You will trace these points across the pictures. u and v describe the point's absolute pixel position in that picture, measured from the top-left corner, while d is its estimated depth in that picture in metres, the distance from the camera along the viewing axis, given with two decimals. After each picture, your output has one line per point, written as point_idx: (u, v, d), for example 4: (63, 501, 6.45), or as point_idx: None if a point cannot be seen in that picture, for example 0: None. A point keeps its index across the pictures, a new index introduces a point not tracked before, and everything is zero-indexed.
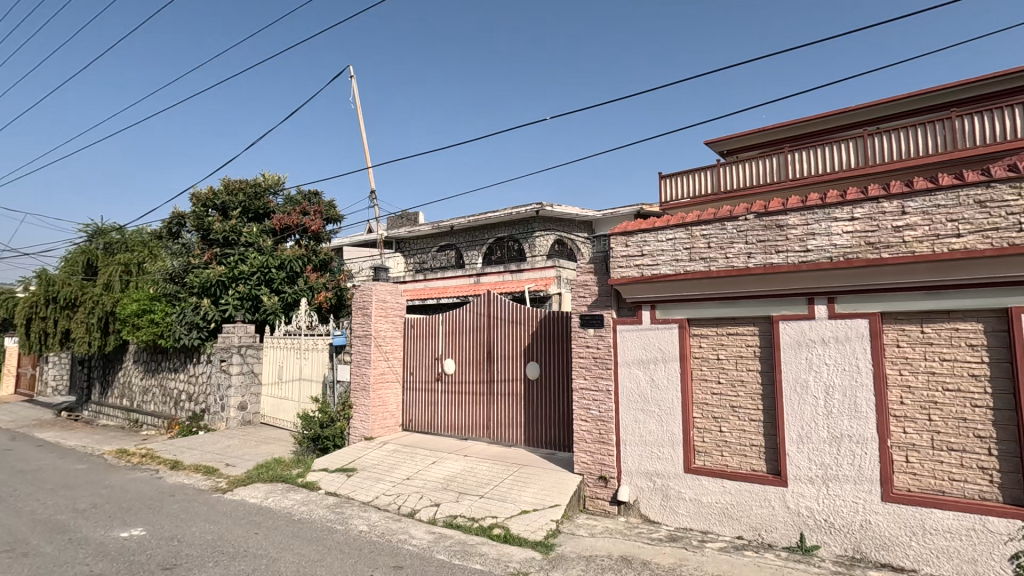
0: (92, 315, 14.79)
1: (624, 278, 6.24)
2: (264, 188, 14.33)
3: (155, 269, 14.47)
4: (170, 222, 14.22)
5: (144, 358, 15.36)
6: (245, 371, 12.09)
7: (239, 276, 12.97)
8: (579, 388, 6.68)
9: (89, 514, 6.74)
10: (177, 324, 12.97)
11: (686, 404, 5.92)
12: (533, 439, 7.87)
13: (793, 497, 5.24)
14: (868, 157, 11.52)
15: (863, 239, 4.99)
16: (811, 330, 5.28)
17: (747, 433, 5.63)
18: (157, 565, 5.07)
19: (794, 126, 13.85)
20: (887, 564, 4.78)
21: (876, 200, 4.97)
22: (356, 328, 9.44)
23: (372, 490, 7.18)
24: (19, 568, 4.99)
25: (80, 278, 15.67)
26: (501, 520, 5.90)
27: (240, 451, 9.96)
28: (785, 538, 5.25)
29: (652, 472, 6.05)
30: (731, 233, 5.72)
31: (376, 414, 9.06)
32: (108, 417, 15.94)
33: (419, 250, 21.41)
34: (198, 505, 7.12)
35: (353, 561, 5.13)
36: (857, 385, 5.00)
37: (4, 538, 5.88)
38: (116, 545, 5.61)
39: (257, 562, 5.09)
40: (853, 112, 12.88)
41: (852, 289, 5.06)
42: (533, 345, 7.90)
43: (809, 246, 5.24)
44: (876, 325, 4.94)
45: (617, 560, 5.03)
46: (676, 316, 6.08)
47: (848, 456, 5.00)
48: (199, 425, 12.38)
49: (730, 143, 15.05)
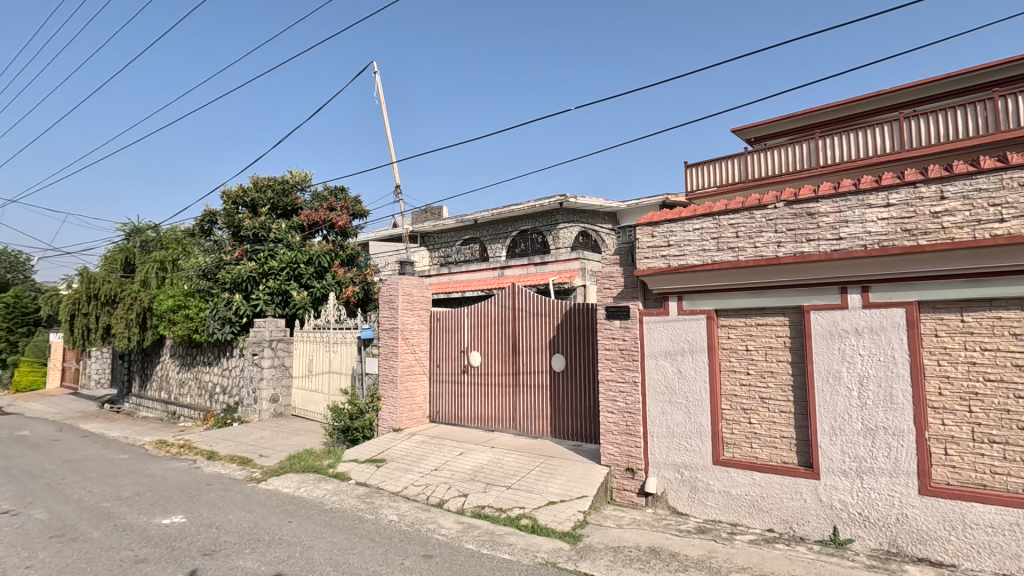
0: (131, 310, 15.30)
1: (649, 269, 6.19)
2: (291, 184, 14.49)
3: (189, 266, 14.87)
4: (202, 220, 14.54)
5: (179, 352, 15.86)
6: (277, 364, 12.40)
7: (269, 272, 13.30)
8: (605, 379, 6.65)
9: (131, 502, 7.00)
10: (211, 319, 13.46)
11: (714, 396, 5.85)
12: (560, 431, 7.88)
13: (825, 489, 5.14)
14: (906, 141, 11.17)
15: (899, 225, 4.85)
16: (844, 320, 5.16)
17: (777, 424, 5.55)
18: (198, 551, 5.27)
19: (828, 110, 13.45)
20: (925, 559, 4.66)
21: (912, 184, 4.81)
22: (384, 321, 9.55)
23: (401, 480, 7.31)
24: (69, 553, 5.24)
25: (119, 275, 16.24)
26: (528, 511, 5.95)
27: (273, 442, 10.22)
28: (817, 531, 5.16)
29: (680, 464, 6.01)
30: (759, 222, 5.62)
31: (404, 406, 9.20)
32: (147, 409, 16.52)
33: (443, 244, 21.52)
34: (234, 494, 7.36)
35: (384, 549, 5.23)
36: (893, 376, 4.87)
37: (55, 523, 6.17)
38: (158, 531, 5.84)
39: (292, 550, 5.24)
40: (887, 95, 12.53)
41: (887, 277, 4.92)
42: (559, 338, 7.90)
43: (841, 234, 5.12)
44: (912, 315, 4.80)
45: (646, 551, 5.02)
46: (704, 307, 6.00)
47: (884, 448, 4.88)
48: (232, 417, 12.76)
49: (760, 129, 14.75)
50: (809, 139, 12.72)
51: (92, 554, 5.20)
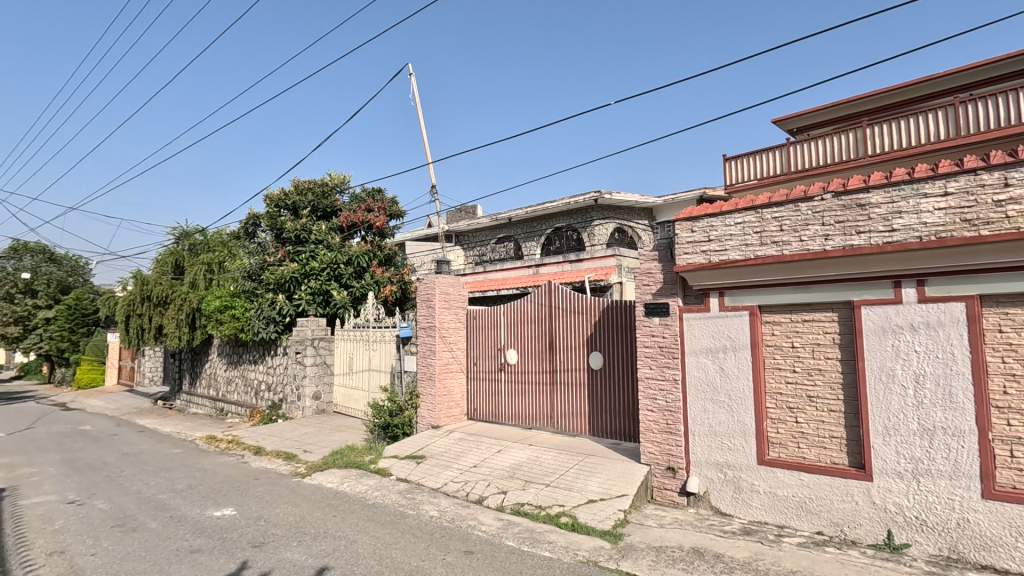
0: (181, 311, 15.97)
1: (689, 265, 6.07)
2: (331, 187, 14.79)
3: (234, 267, 15.40)
4: (246, 223, 15.02)
5: (226, 351, 16.44)
6: (319, 363, 12.74)
7: (311, 272, 13.66)
8: (644, 377, 6.55)
9: (185, 495, 7.31)
10: (256, 319, 13.90)
11: (758, 394, 5.70)
12: (598, 428, 7.82)
13: (879, 492, 4.95)
14: (962, 127, 10.62)
15: (958, 215, 4.61)
16: (898, 315, 4.94)
17: (826, 424, 5.37)
18: (248, 542, 5.45)
19: (875, 98, 12.91)
20: (989, 566, 4.43)
21: (973, 172, 4.56)
22: (422, 319, 9.67)
23: (440, 477, 7.40)
24: (130, 542, 5.51)
25: (169, 277, 16.93)
26: (568, 509, 5.93)
27: (316, 438, 10.49)
28: (870, 535, 4.97)
29: (723, 464, 5.88)
30: (806, 215, 5.44)
31: (441, 404, 9.30)
32: (196, 406, 17.22)
33: (478, 243, 21.62)
34: (281, 488, 7.60)
35: (426, 544, 5.31)
36: (952, 374, 4.64)
37: (116, 513, 6.51)
38: (211, 523, 6.08)
39: (337, 543, 5.37)
40: (941, 78, 11.92)
41: (945, 270, 4.69)
42: (596, 335, 7.84)
43: (894, 226, 4.91)
44: (974, 309, 4.55)
45: (689, 551, 4.94)
46: (747, 303, 5.85)
47: (942, 450, 4.65)
48: (277, 413, 13.16)
49: (802, 119, 14.28)
50: (856, 128, 12.22)
51: (151, 544, 5.45)
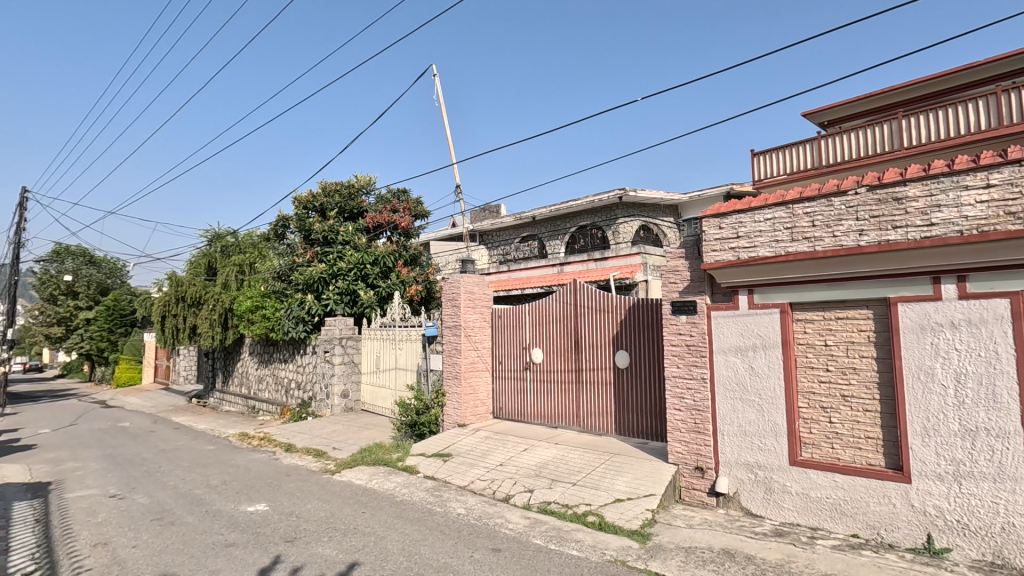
0: (214, 311, 16.40)
1: (718, 262, 5.98)
2: (357, 188, 14.98)
3: (264, 268, 15.76)
4: (276, 225, 15.36)
5: (257, 350, 16.84)
6: (347, 361, 12.97)
7: (338, 273, 13.87)
8: (671, 376, 6.49)
9: (219, 490, 7.51)
10: (286, 319, 14.18)
11: (790, 393, 5.59)
12: (625, 428, 7.77)
13: (918, 494, 4.80)
14: (1004, 117, 10.21)
15: (1002, 208, 4.44)
16: (938, 313, 4.78)
17: (861, 424, 5.23)
18: (281, 537, 5.58)
19: (911, 87, 12.48)
20: None
21: (1018, 162, 4.38)
22: (447, 319, 9.73)
23: (466, 475, 7.44)
24: (169, 535, 5.69)
25: (203, 278, 17.41)
26: (595, 509, 5.90)
27: (345, 436, 10.67)
28: (909, 538, 4.82)
29: (753, 464, 5.78)
30: (839, 210, 5.30)
31: (467, 402, 9.35)
32: (229, 403, 17.67)
33: (502, 242, 21.66)
34: (311, 485, 7.75)
35: (454, 542, 5.35)
36: (996, 373, 4.47)
37: (155, 507, 6.73)
38: (244, 518, 6.23)
39: (367, 539, 5.45)
40: (983, 66, 11.44)
41: (988, 266, 4.52)
42: (622, 334, 7.79)
43: (933, 219, 4.75)
44: (1019, 306, 4.38)
45: (719, 552, 4.88)
46: (777, 300, 5.75)
47: (985, 452, 4.49)
48: (307, 411, 13.41)
49: (834, 112, 13.91)
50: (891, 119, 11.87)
51: (188, 537, 5.62)
